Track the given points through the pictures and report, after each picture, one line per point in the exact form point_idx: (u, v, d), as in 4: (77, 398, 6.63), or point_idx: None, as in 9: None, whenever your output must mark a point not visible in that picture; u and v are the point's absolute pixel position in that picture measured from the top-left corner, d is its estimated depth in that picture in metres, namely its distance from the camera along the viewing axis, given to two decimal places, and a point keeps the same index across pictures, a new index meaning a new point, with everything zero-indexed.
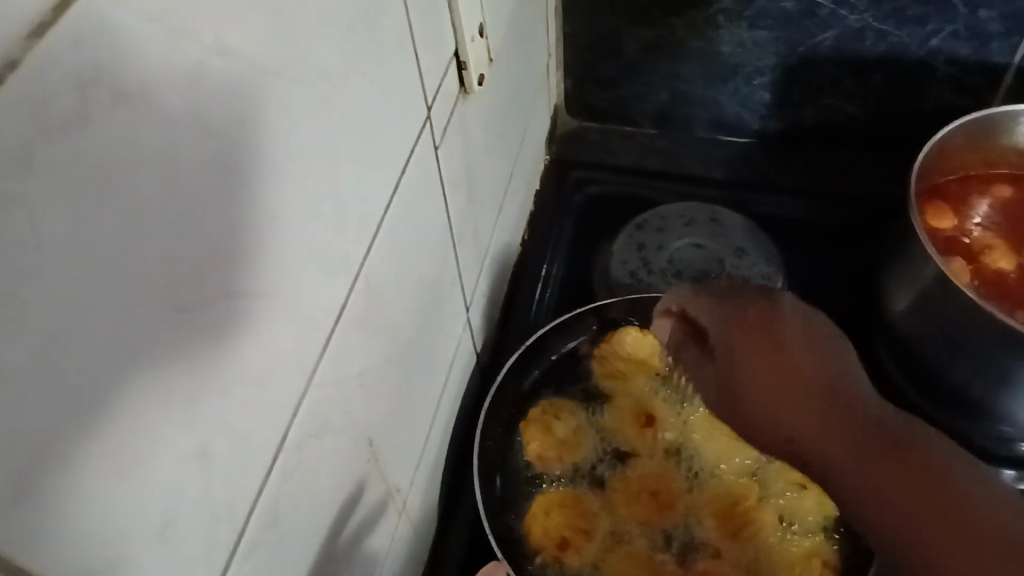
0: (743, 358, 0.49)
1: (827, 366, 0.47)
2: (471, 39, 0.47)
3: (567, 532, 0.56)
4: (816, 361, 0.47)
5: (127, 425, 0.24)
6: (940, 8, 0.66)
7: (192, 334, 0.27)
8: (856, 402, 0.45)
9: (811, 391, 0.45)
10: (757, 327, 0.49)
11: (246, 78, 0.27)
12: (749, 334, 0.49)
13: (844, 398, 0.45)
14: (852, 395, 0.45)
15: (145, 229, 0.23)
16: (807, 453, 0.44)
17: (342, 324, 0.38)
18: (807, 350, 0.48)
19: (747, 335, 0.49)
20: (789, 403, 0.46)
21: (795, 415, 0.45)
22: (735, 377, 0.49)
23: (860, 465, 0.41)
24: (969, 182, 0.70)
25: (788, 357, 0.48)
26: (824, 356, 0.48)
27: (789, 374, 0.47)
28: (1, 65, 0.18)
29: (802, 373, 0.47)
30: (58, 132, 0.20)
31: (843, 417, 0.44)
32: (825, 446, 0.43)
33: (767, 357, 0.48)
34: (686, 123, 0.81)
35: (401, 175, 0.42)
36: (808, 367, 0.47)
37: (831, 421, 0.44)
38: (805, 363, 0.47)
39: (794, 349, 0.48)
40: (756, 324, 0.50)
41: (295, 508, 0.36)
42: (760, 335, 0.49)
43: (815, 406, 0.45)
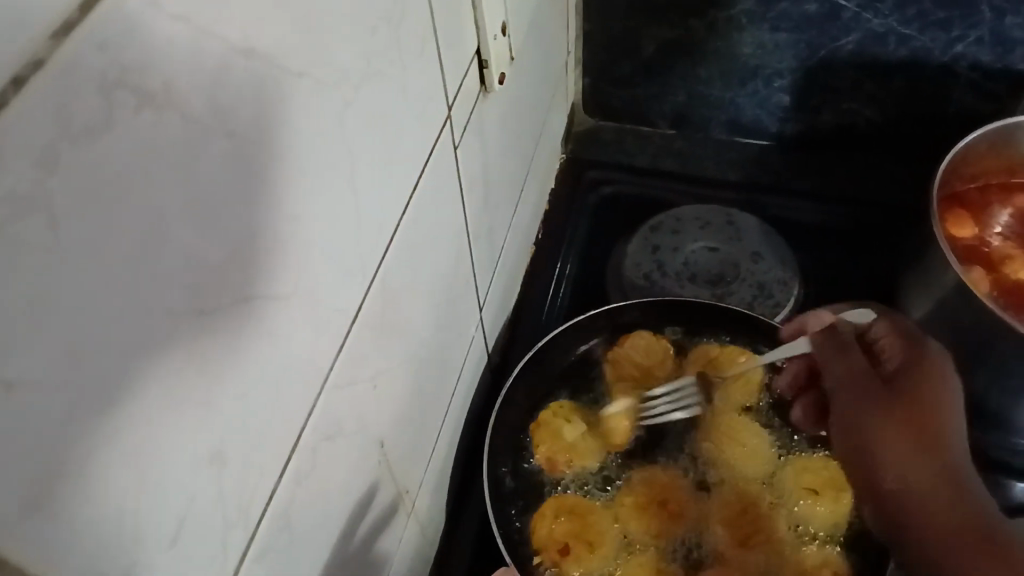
0: (891, 391, 0.53)
1: (954, 427, 0.51)
2: (492, 37, 0.46)
3: (572, 540, 0.55)
4: (948, 422, 0.51)
5: (143, 429, 0.24)
6: (965, 14, 0.65)
7: (210, 337, 0.26)
8: (954, 458, 0.50)
9: (918, 430, 0.51)
10: (922, 366, 0.53)
11: (268, 78, 0.26)
12: (917, 386, 0.52)
13: (956, 466, 0.50)
14: (960, 456, 0.50)
15: (165, 231, 0.23)
16: (885, 476, 0.52)
17: (358, 326, 0.37)
18: (938, 398, 0.52)
19: (909, 370, 0.53)
20: (903, 438, 0.51)
21: (897, 447, 0.51)
22: (867, 399, 0.53)
23: (942, 517, 0.48)
24: (990, 190, 0.69)
25: (925, 404, 0.51)
26: (955, 420, 0.51)
27: (917, 421, 0.51)
28: (24, 65, 0.18)
29: (923, 413, 0.51)
30: (79, 137, 0.19)
31: (942, 463, 0.50)
32: (913, 488, 0.50)
33: (914, 396, 0.52)
34: (703, 124, 0.80)
35: (420, 176, 0.41)
36: (941, 420, 0.51)
37: (922, 466, 0.50)
38: (936, 407, 0.51)
39: (931, 386, 0.52)
40: (925, 362, 0.53)
41: (309, 510, 0.36)
42: (919, 381, 0.52)
43: (917, 447, 0.50)
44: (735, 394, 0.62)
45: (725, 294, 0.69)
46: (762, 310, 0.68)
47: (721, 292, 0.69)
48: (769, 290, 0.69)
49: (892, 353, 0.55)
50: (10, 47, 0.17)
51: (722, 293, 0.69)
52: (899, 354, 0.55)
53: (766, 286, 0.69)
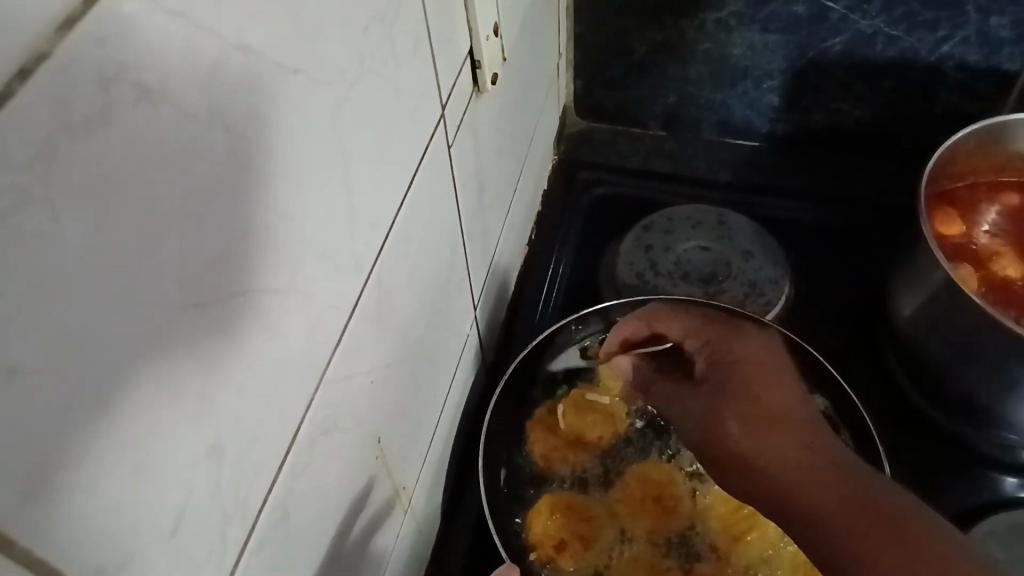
0: (710, 385, 0.49)
1: (790, 400, 0.46)
2: (485, 38, 0.47)
3: (567, 536, 0.56)
4: (781, 397, 0.46)
5: (139, 421, 0.24)
6: (952, 14, 0.66)
7: (206, 331, 0.26)
8: (791, 421, 0.45)
9: (772, 422, 0.45)
10: (730, 351, 0.50)
11: (264, 74, 0.27)
12: (732, 361, 0.49)
13: (794, 423, 0.45)
14: (805, 420, 0.45)
15: (165, 225, 0.24)
16: (722, 448, 0.46)
17: (354, 322, 0.38)
18: (758, 363, 0.48)
19: (717, 353, 0.51)
20: (762, 430, 0.44)
21: (739, 426, 0.45)
22: (691, 397, 0.50)
23: (819, 494, 0.40)
24: (978, 189, 0.70)
25: (752, 377, 0.48)
26: (790, 392, 0.47)
27: (759, 404, 0.46)
28: (29, 59, 0.18)
29: (750, 386, 0.47)
30: (79, 128, 0.20)
31: (790, 429, 0.44)
32: (774, 460, 0.43)
33: (733, 374, 0.48)
34: (694, 125, 0.81)
35: (414, 174, 0.42)
36: (766, 389, 0.47)
37: (767, 432, 0.44)
38: (759, 379, 0.47)
39: (748, 357, 0.49)
40: (732, 348, 0.50)
41: (305, 505, 0.36)
42: (735, 365, 0.49)
43: (768, 424, 0.44)
44: None
45: (718, 293, 0.69)
46: (754, 308, 0.68)
47: (713, 290, 0.69)
48: (761, 288, 0.69)
49: (700, 352, 0.52)
50: (15, 41, 0.18)
51: (715, 292, 0.69)
52: (706, 349, 0.52)
53: (757, 285, 0.70)
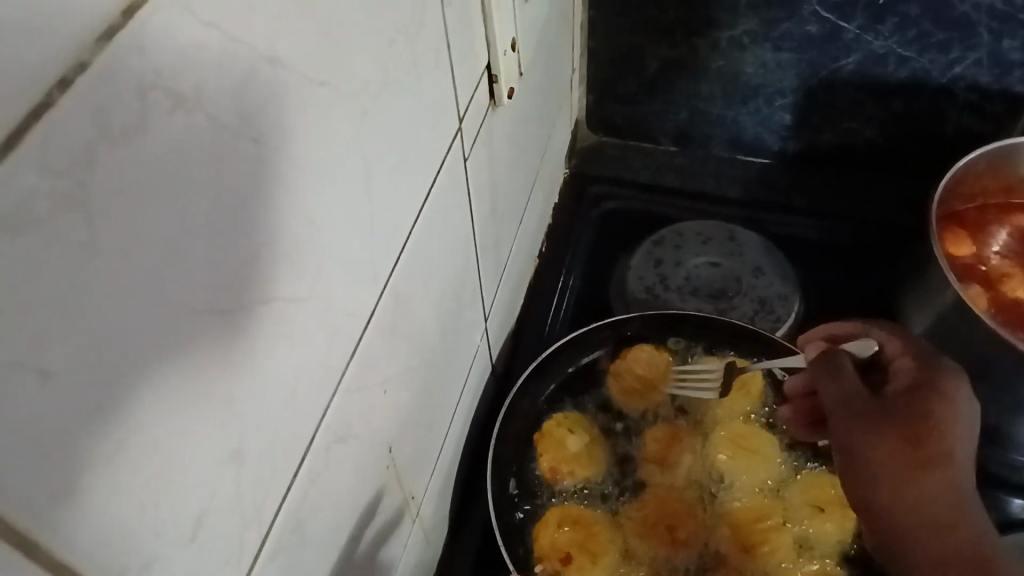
0: (891, 409, 0.49)
1: (964, 457, 0.48)
2: (503, 52, 0.48)
3: (573, 550, 0.56)
4: (954, 442, 0.48)
5: (165, 427, 0.24)
6: (963, 37, 0.66)
7: (230, 340, 0.27)
8: (955, 497, 0.47)
9: (921, 474, 0.47)
10: (932, 396, 0.49)
11: (292, 86, 0.27)
12: (925, 402, 0.48)
13: (969, 494, 0.48)
14: (961, 497, 0.47)
15: (195, 231, 0.24)
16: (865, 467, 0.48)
17: (370, 331, 0.38)
18: (944, 431, 0.48)
19: (911, 399, 0.49)
20: (914, 483, 0.47)
21: (901, 460, 0.47)
22: (857, 422, 0.49)
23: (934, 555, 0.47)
24: (988, 210, 0.71)
25: (932, 435, 0.47)
26: (962, 435, 0.48)
27: (931, 454, 0.47)
28: (70, 66, 0.19)
29: (930, 453, 0.47)
30: (116, 136, 0.20)
31: (946, 499, 0.47)
32: (916, 519, 0.47)
33: (923, 418, 0.48)
34: (705, 142, 0.81)
35: (432, 184, 0.42)
36: (947, 461, 0.47)
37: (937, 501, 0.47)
38: (948, 438, 0.48)
39: (944, 425, 0.48)
40: (942, 388, 0.50)
41: (319, 512, 0.37)
42: (924, 409, 0.48)
43: (912, 471, 0.47)
44: (738, 405, 0.63)
45: (727, 308, 0.70)
46: (763, 325, 0.69)
47: (723, 306, 0.70)
48: (770, 306, 0.70)
49: (905, 377, 0.51)
50: (56, 48, 0.18)
51: (725, 307, 0.70)
52: (911, 377, 0.51)
53: (767, 302, 0.70)
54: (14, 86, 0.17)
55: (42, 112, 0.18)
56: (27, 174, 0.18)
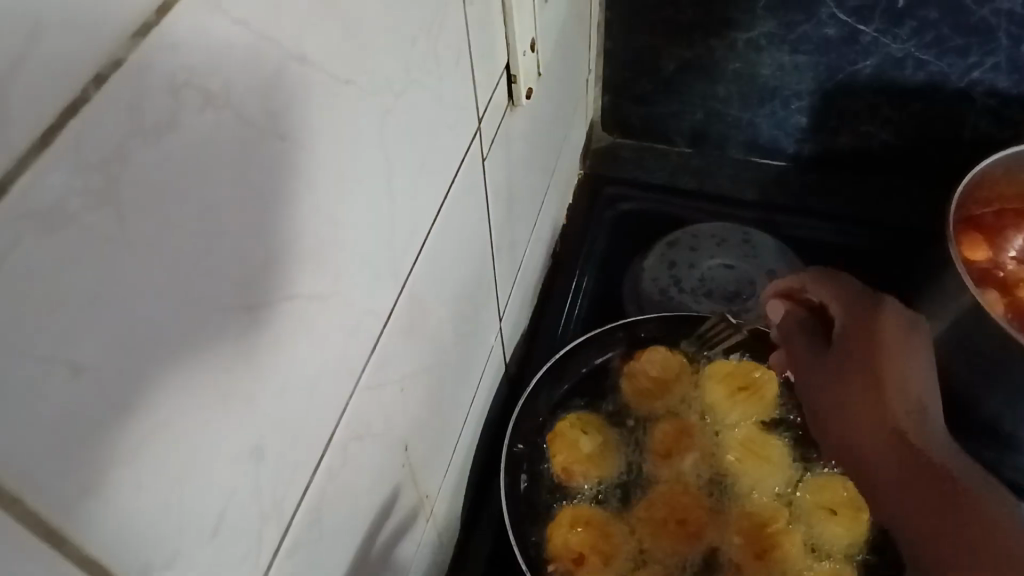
0: (855, 361, 0.58)
1: (915, 379, 0.56)
2: (522, 53, 0.48)
3: (586, 551, 0.56)
4: (900, 366, 0.56)
5: (190, 421, 0.24)
6: (982, 41, 0.66)
7: (254, 336, 0.27)
8: (914, 416, 0.54)
9: (880, 398, 0.56)
10: (879, 332, 0.58)
11: (318, 84, 0.27)
12: (865, 336, 0.58)
13: (926, 405, 0.55)
14: (921, 408, 0.55)
15: (222, 227, 0.24)
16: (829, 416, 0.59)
17: (389, 329, 0.38)
18: (899, 367, 0.56)
19: (872, 348, 0.57)
20: (869, 406, 0.56)
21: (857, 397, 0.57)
22: (817, 376, 0.60)
23: (889, 466, 0.54)
24: (1005, 215, 0.70)
25: (885, 376, 0.56)
26: (906, 359, 0.57)
27: (880, 382, 0.56)
28: (105, 63, 0.19)
29: (886, 387, 0.56)
30: (149, 132, 0.20)
31: (900, 421, 0.54)
32: (875, 442, 0.55)
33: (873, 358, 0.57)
34: (720, 143, 0.81)
35: (451, 182, 0.42)
36: (900, 393, 0.55)
37: (898, 411, 0.55)
38: (896, 366, 0.56)
39: (892, 365, 0.56)
40: (879, 327, 0.58)
41: (336, 510, 0.37)
42: (875, 356, 0.57)
43: (875, 397, 0.56)
44: (752, 408, 0.63)
45: (741, 310, 0.71)
46: None
47: (736, 309, 0.71)
48: None
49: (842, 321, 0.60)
50: (92, 46, 0.18)
51: (739, 309, 0.71)
52: (847, 321, 0.60)
53: None
54: (51, 84, 0.17)
55: (77, 109, 0.18)
56: (61, 170, 0.18)
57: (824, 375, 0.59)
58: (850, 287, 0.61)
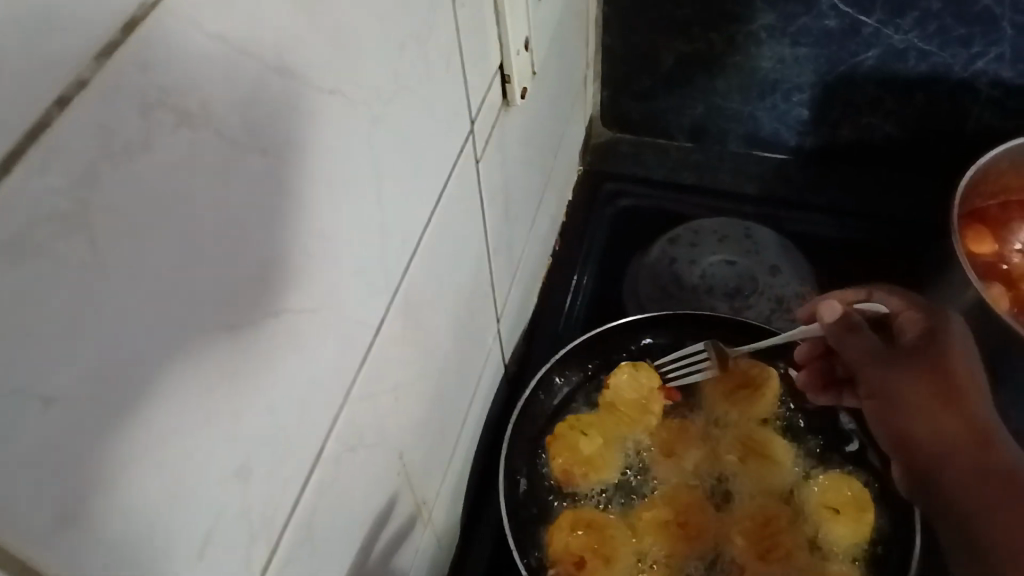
0: (918, 356, 0.52)
1: (979, 390, 0.51)
2: (516, 52, 0.47)
3: (588, 554, 0.55)
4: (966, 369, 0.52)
5: (171, 445, 0.24)
6: (985, 31, 0.65)
7: (237, 356, 0.26)
8: (987, 418, 0.50)
9: (951, 401, 0.50)
10: (946, 336, 0.52)
11: (300, 95, 0.27)
12: (934, 339, 0.52)
13: (990, 425, 0.50)
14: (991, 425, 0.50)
15: (201, 247, 0.23)
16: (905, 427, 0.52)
17: (382, 338, 0.38)
18: (967, 366, 0.52)
19: (936, 342, 0.52)
20: (939, 409, 0.51)
21: (921, 396, 0.51)
22: (882, 373, 0.53)
23: (969, 474, 0.49)
24: (1010, 206, 0.69)
25: (952, 372, 0.51)
26: (972, 363, 0.52)
27: (948, 386, 0.51)
28: (69, 84, 0.18)
29: (959, 386, 0.51)
30: (119, 155, 0.20)
31: (978, 423, 0.50)
32: (950, 443, 0.50)
33: (939, 357, 0.52)
34: (721, 137, 0.80)
35: (443, 188, 0.41)
36: (969, 389, 0.51)
37: (972, 424, 0.50)
38: (965, 374, 0.51)
39: (962, 357, 0.52)
40: (946, 329, 0.53)
41: (329, 523, 0.36)
42: (941, 352, 0.52)
43: (945, 405, 0.50)
44: (753, 407, 0.61)
45: (743, 307, 0.70)
46: (781, 323, 0.69)
47: (739, 305, 0.70)
48: (787, 304, 0.70)
49: (911, 322, 0.53)
50: (54, 68, 0.18)
51: (740, 306, 0.70)
52: (919, 323, 0.53)
53: (785, 300, 0.70)
54: (12, 110, 0.17)
55: (41, 133, 0.18)
56: (26, 199, 0.17)
57: (892, 375, 0.53)
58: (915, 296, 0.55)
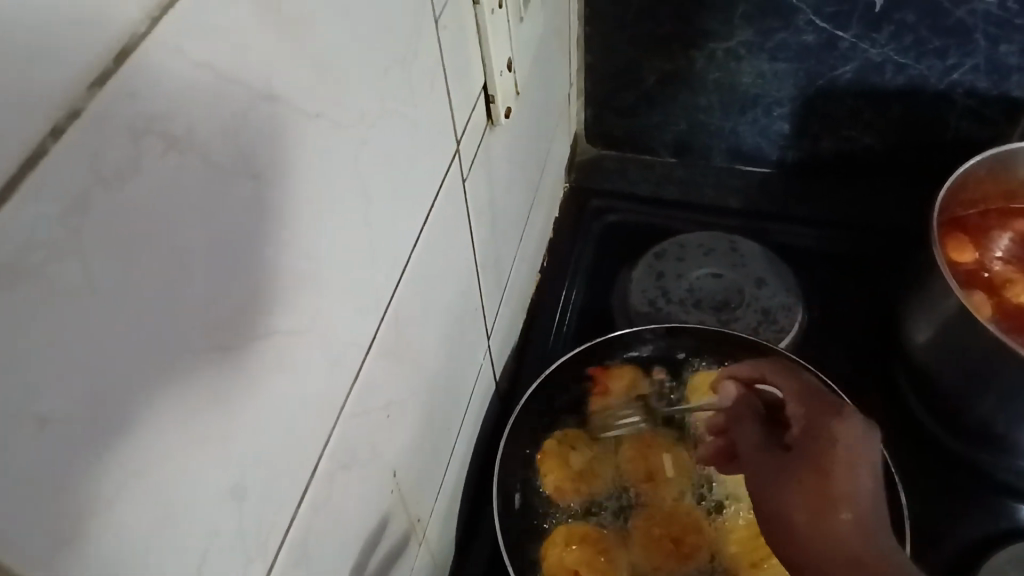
0: (795, 458, 0.45)
1: (857, 508, 0.42)
2: (499, 73, 0.48)
3: (582, 568, 0.56)
4: (845, 473, 0.42)
5: (167, 468, 0.24)
6: (960, 42, 0.66)
7: (229, 377, 0.27)
8: (869, 534, 0.41)
9: (829, 526, 0.41)
10: (828, 430, 0.45)
11: (287, 121, 0.27)
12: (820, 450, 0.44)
13: (871, 535, 0.41)
14: (878, 546, 0.40)
15: (192, 271, 0.24)
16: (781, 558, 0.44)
17: (372, 357, 0.38)
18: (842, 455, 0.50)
19: (812, 439, 0.45)
20: (816, 531, 0.41)
21: (803, 525, 0.42)
22: (770, 483, 0.45)
23: None
24: (990, 215, 0.70)
25: (831, 477, 0.42)
26: (856, 464, 0.43)
27: (823, 489, 0.42)
28: (62, 114, 0.19)
29: (832, 481, 0.42)
30: (112, 180, 0.20)
31: (856, 545, 0.40)
32: None
33: (814, 462, 0.43)
34: (705, 152, 0.81)
35: (430, 208, 0.42)
36: (845, 490, 0.42)
37: (854, 545, 0.40)
38: (851, 479, 0.42)
39: (840, 454, 0.43)
40: (830, 419, 0.46)
41: (323, 542, 0.36)
42: (826, 447, 0.44)
43: (822, 524, 0.41)
44: None
45: (730, 320, 0.70)
46: (767, 336, 0.69)
47: (726, 318, 0.70)
48: (773, 316, 0.70)
49: (797, 417, 0.48)
50: (48, 99, 0.18)
51: (727, 319, 0.70)
52: (802, 417, 0.47)
53: (770, 312, 0.70)
54: (8, 139, 0.17)
55: (37, 159, 0.18)
56: (20, 226, 0.18)
57: (756, 483, 0.46)
58: (804, 380, 0.51)
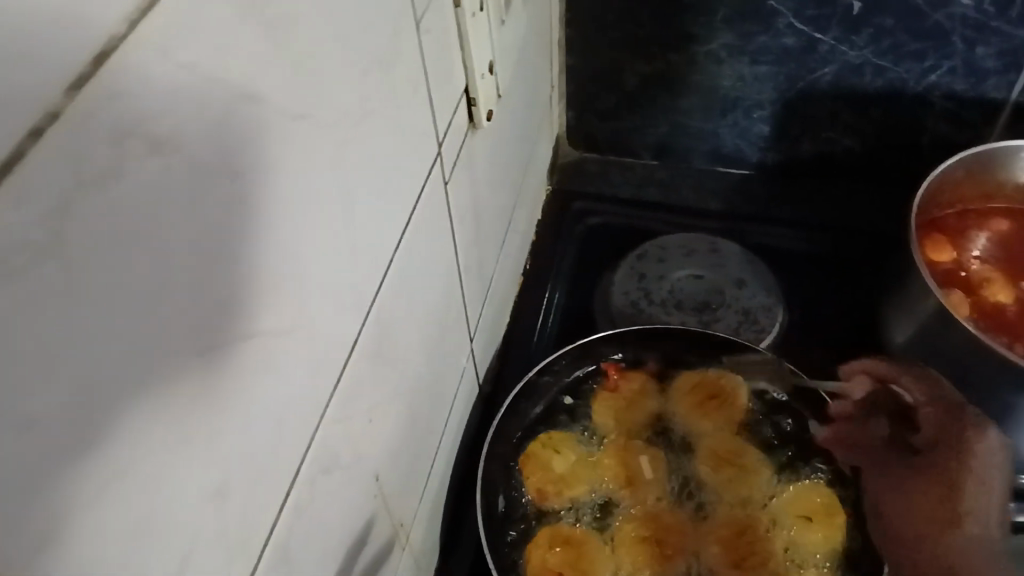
0: (930, 464, 0.60)
1: (973, 509, 0.58)
2: (480, 76, 0.48)
3: (565, 570, 0.56)
4: (978, 486, 0.58)
5: (150, 472, 0.24)
6: (938, 45, 0.67)
7: (212, 380, 0.27)
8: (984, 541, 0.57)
9: (944, 527, 0.58)
10: (968, 451, 0.59)
11: (269, 123, 0.27)
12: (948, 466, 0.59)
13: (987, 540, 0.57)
14: (986, 547, 0.57)
15: (173, 272, 0.24)
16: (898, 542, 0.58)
17: (354, 361, 0.38)
18: (979, 481, 0.58)
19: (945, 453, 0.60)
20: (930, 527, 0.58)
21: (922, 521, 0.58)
22: (890, 483, 0.60)
23: None
24: (967, 216, 0.71)
25: (964, 489, 0.58)
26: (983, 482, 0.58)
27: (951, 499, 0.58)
28: (42, 116, 0.18)
29: (962, 489, 0.58)
30: (91, 183, 0.20)
31: (969, 546, 0.57)
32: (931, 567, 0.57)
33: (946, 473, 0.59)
34: (686, 155, 0.82)
35: (413, 211, 0.42)
36: (972, 497, 0.58)
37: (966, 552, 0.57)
38: (979, 488, 0.58)
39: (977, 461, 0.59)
40: (966, 439, 0.59)
41: (305, 546, 0.36)
42: (961, 460, 0.59)
43: (946, 530, 0.58)
44: (721, 419, 0.63)
45: (712, 320, 0.71)
46: (748, 336, 0.70)
47: (707, 319, 0.71)
48: (754, 317, 0.71)
49: (932, 425, 0.61)
50: (28, 101, 0.18)
51: (709, 320, 0.71)
52: (936, 427, 0.61)
53: (751, 312, 0.71)
54: None
55: (16, 161, 0.18)
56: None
57: (884, 488, 0.60)
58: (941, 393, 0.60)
